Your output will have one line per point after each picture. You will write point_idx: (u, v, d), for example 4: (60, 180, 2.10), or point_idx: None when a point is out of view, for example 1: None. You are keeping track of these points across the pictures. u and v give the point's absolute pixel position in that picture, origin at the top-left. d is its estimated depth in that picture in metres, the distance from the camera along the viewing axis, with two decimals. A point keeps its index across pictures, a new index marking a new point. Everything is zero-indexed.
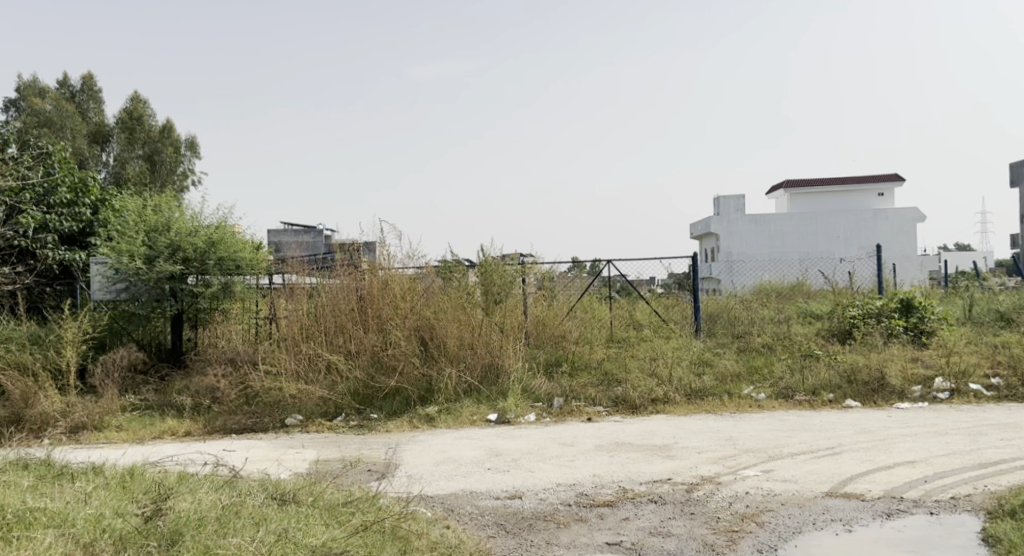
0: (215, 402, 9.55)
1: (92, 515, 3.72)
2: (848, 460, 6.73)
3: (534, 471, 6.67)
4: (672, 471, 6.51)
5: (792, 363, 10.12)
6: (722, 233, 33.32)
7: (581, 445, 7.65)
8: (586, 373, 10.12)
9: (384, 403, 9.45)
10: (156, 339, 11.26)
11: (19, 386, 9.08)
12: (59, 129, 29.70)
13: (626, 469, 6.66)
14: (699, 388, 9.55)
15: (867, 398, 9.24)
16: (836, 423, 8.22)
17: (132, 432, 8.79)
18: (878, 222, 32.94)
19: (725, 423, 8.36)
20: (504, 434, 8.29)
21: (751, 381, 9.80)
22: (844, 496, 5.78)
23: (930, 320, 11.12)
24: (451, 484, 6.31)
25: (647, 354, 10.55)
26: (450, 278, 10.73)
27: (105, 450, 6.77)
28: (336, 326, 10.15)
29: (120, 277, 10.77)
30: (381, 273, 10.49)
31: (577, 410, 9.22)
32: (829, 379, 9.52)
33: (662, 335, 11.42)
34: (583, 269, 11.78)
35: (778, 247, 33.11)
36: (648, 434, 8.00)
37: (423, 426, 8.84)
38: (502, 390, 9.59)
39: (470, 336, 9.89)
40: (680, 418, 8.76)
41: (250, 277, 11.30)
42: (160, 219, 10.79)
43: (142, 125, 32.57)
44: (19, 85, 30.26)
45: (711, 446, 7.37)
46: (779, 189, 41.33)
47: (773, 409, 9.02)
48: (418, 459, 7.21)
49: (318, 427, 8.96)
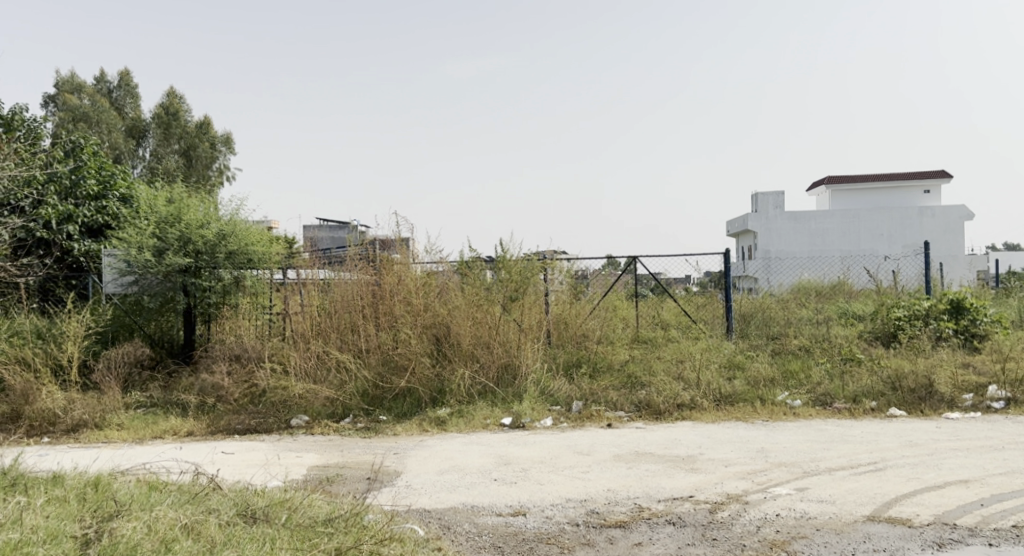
0: (219, 401, 9.16)
1: (9, 542, 3.37)
2: (892, 478, 6.06)
3: (543, 484, 6.12)
4: (694, 488, 5.92)
5: (831, 368, 9.42)
6: (760, 230, 32.25)
7: (598, 454, 7.10)
8: (609, 375, 9.55)
9: (393, 404, 8.97)
10: (166, 334, 10.93)
11: (19, 383, 8.80)
12: (96, 123, 29.95)
13: (643, 483, 6.08)
14: (729, 393, 8.92)
15: (913, 407, 8.51)
16: (878, 435, 7.53)
17: (133, 431, 8.45)
18: (923, 221, 31.74)
19: (756, 432, 7.73)
20: (516, 440, 7.77)
21: (786, 387, 9.14)
22: (887, 521, 5.14)
23: (983, 322, 10.30)
24: (451, 497, 5.80)
25: (673, 356, 9.91)
26: (468, 274, 10.14)
27: (76, 455, 6.32)
28: (348, 323, 9.73)
29: (131, 270, 10.42)
30: (397, 268, 10.01)
31: (597, 415, 8.68)
32: (872, 385, 8.84)
33: (690, 335, 10.76)
34: (610, 266, 11.13)
35: (818, 245, 32.08)
36: (672, 443, 7.40)
37: (433, 429, 8.37)
38: (517, 393, 9.04)
39: (486, 335, 9.39)
40: (708, 426, 8.15)
41: (263, 271, 10.91)
42: (170, 210, 10.38)
43: (178, 120, 32.66)
44: (58, 80, 30.50)
45: (740, 458, 6.76)
46: (820, 186, 40.14)
47: (809, 418, 8.36)
48: (423, 467, 6.74)
49: (323, 429, 8.51)
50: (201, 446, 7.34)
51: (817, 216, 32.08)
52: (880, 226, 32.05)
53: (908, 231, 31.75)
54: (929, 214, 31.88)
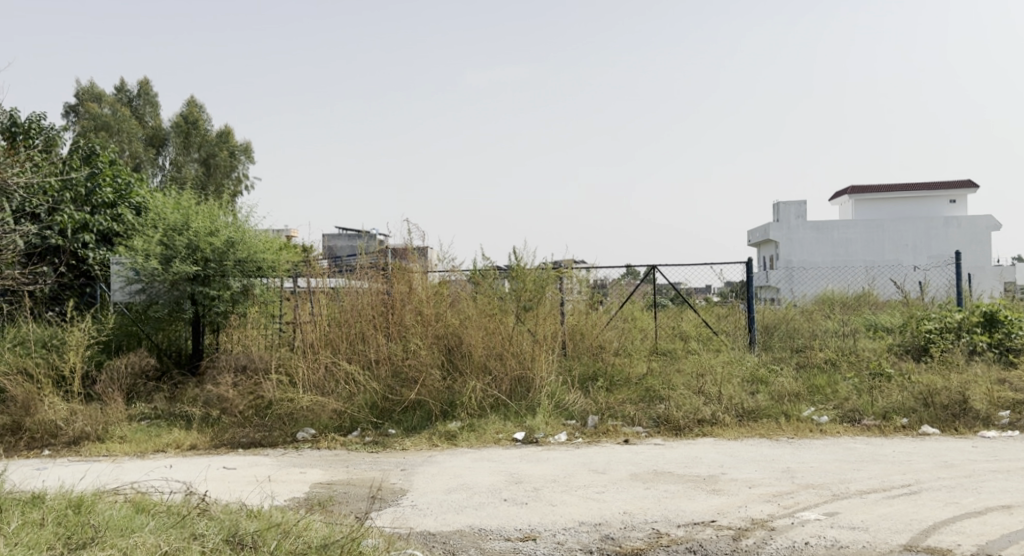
0: (224, 412, 8.90)
1: None
2: (929, 502, 5.66)
3: (555, 505, 5.79)
4: (716, 511, 5.56)
5: (859, 383, 9.01)
6: (781, 240, 31.70)
7: (613, 472, 6.74)
8: (626, 389, 9.19)
9: (402, 417, 8.67)
10: (174, 343, 10.74)
11: (21, 393, 8.64)
12: (117, 132, 30.18)
13: (662, 505, 5.73)
14: (752, 409, 8.53)
15: (947, 425, 8.10)
16: (911, 454, 7.12)
17: (135, 444, 8.25)
18: (949, 231, 31.14)
19: (781, 451, 7.34)
20: (528, 457, 7.44)
21: (812, 402, 8.75)
22: (925, 552, 4.76)
23: (1019, 335, 9.81)
24: (458, 519, 5.50)
25: (693, 368, 9.48)
26: (481, 283, 9.87)
27: (70, 473, 6.12)
28: (358, 333, 9.45)
29: (138, 278, 10.22)
30: (409, 277, 9.71)
31: (613, 430, 8.36)
32: (902, 401, 8.42)
33: (711, 348, 10.36)
34: (627, 275, 10.80)
35: (841, 256, 31.46)
36: (692, 462, 7.03)
37: (443, 444, 8.08)
38: (531, 406, 8.73)
39: (500, 347, 9.07)
40: (730, 443, 7.78)
41: (273, 279, 10.67)
42: (178, 218, 10.16)
43: (198, 128, 32.73)
44: (79, 89, 30.71)
45: (765, 479, 6.39)
46: (843, 196, 39.49)
47: (837, 435, 7.97)
48: (431, 485, 6.43)
49: (329, 443, 8.24)
50: (193, 463, 6.98)
51: (840, 225, 31.49)
52: (904, 236, 31.44)
53: (934, 242, 31.12)
54: (954, 224, 31.34)
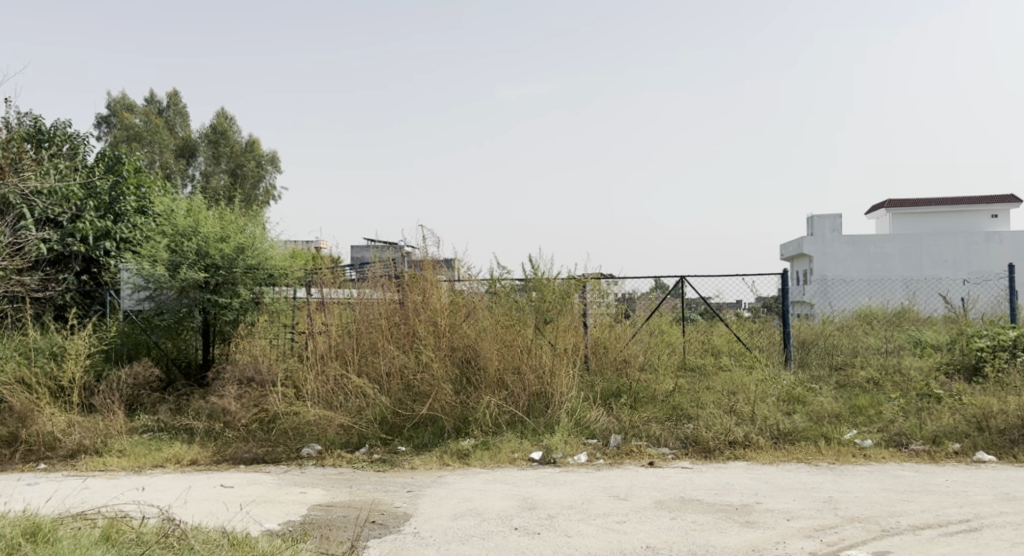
0: (227, 426, 8.49)
1: None
2: (994, 542, 5.01)
3: (571, 536, 5.23)
4: (751, 548, 4.97)
5: (905, 404, 8.33)
6: (816, 254, 30.81)
7: (636, 499, 6.16)
8: (651, 407, 8.60)
9: (413, 433, 8.20)
10: (184, 353, 10.31)
11: (19, 404, 8.30)
12: (148, 143, 30.30)
13: (689, 539, 5.16)
14: (788, 431, 7.89)
15: (1004, 451, 7.39)
16: (967, 485, 6.43)
17: (134, 458, 7.87)
18: (991, 246, 29.98)
19: (822, 478, 6.70)
20: (545, 479, 6.88)
21: (854, 424, 8.10)
22: None
23: None
24: (462, 550, 4.99)
25: (725, 386, 8.82)
26: (499, 294, 9.35)
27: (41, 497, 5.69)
28: (369, 344, 8.98)
29: (146, 286, 9.87)
30: (423, 285, 9.12)
31: (637, 451, 7.80)
32: (954, 425, 7.74)
33: (745, 363, 9.69)
34: (653, 286, 10.21)
35: (878, 270, 30.47)
36: (723, 489, 6.42)
37: (455, 463, 7.57)
38: (549, 424, 8.20)
39: (517, 360, 8.52)
40: (765, 468, 7.18)
41: (284, 288, 10.28)
42: (186, 223, 9.79)
43: (227, 139, 32.73)
44: (110, 101, 30.92)
45: (804, 510, 5.77)
46: (880, 209, 38.43)
47: (883, 461, 7.31)
48: (438, 509, 5.92)
49: (335, 460, 7.77)
50: (171, 484, 6.43)
51: (877, 240, 30.50)
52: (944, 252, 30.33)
53: (975, 257, 29.97)
54: (998, 240, 30.16)
